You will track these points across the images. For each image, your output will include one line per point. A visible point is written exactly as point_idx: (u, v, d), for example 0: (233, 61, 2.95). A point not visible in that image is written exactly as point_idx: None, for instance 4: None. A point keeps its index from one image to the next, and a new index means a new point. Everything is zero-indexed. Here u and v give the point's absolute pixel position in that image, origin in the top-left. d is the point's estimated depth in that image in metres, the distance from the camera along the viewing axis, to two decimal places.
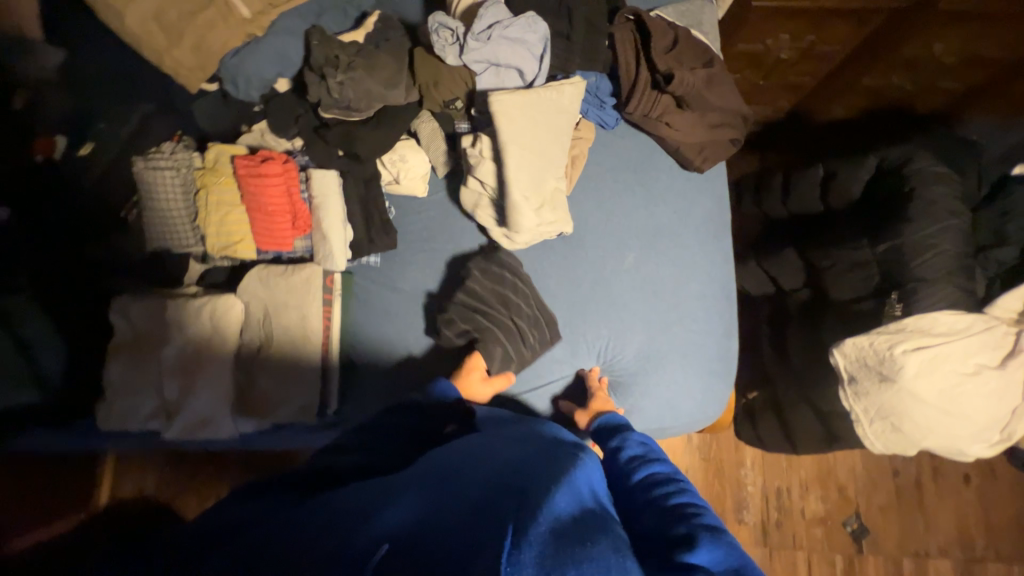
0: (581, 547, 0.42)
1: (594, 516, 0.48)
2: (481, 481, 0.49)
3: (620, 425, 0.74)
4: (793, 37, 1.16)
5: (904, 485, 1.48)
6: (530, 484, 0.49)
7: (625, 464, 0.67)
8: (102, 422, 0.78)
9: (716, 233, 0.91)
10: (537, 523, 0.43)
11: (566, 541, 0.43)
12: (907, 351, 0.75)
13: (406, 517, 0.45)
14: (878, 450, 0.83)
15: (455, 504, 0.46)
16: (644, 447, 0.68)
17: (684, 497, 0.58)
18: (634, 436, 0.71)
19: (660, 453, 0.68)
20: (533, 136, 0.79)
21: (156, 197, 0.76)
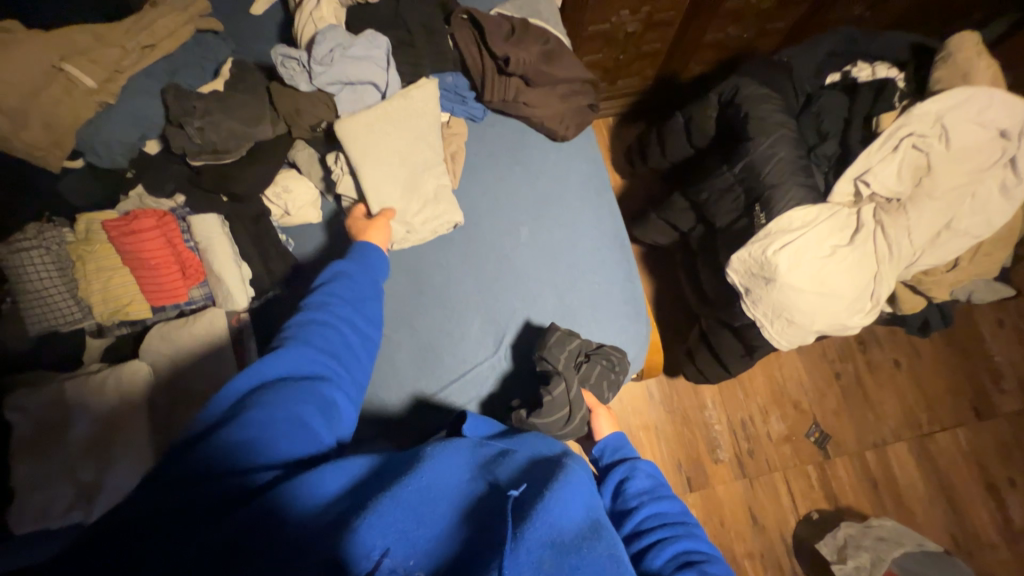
0: (580, 553, 0.46)
1: (594, 519, 0.51)
2: (488, 489, 0.52)
3: (629, 454, 0.77)
4: (631, 11, 1.28)
5: (847, 384, 1.59)
6: (536, 488, 0.51)
7: (631, 498, 0.70)
8: (16, 526, 0.72)
9: (597, 190, 0.98)
10: (535, 532, 0.46)
11: (564, 551, 0.46)
12: (777, 251, 0.84)
13: (413, 527, 0.47)
14: (786, 346, 0.91)
15: (464, 502, 0.51)
16: (650, 482, 0.72)
17: (687, 545, 0.64)
18: (642, 467, 0.74)
19: (668, 490, 0.72)
20: (386, 149, 0.85)
21: (24, 278, 0.75)
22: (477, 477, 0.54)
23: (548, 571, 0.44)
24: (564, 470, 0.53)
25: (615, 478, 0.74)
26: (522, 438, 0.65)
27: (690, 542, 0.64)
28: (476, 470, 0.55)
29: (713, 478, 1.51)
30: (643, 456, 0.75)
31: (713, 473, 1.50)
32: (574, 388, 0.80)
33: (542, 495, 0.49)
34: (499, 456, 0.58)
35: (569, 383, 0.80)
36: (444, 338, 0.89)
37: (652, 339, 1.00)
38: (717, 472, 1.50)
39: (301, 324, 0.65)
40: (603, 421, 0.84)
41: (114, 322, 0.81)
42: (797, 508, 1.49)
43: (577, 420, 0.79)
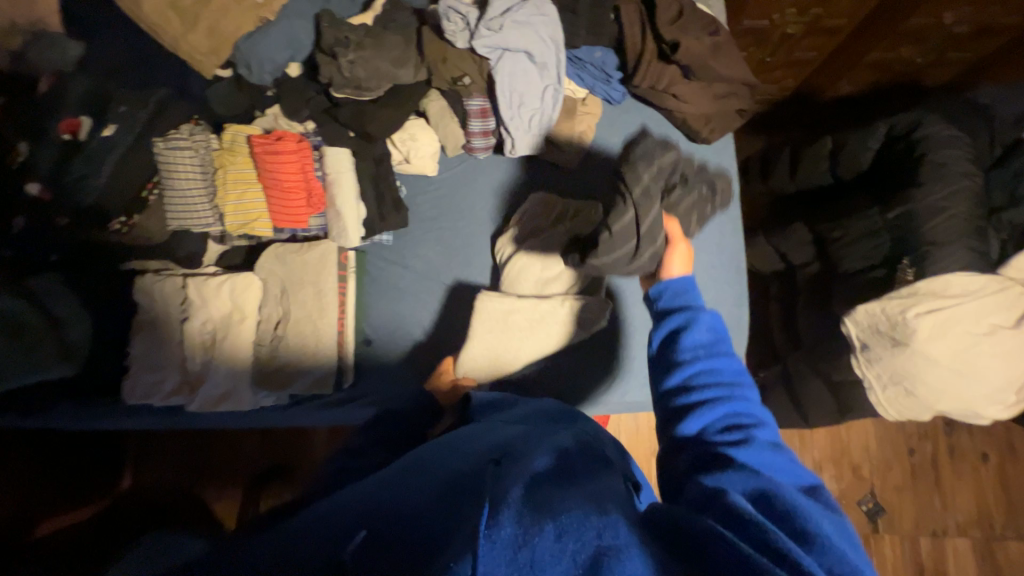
0: (564, 505, 0.39)
1: (584, 481, 0.45)
2: (467, 466, 0.47)
3: (688, 304, 0.58)
4: (798, 11, 1.13)
5: (919, 463, 1.46)
6: (516, 460, 0.47)
7: (684, 350, 0.54)
8: (127, 396, 0.80)
9: (723, 204, 0.91)
10: (513, 489, 0.40)
11: (545, 504, 0.39)
12: (920, 314, 0.75)
13: (375, 498, 0.44)
14: (891, 416, 0.83)
15: (441, 475, 0.47)
16: (710, 335, 0.54)
17: (735, 409, 0.50)
18: (704, 320, 0.55)
19: (729, 346, 0.54)
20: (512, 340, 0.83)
21: (176, 176, 0.80)
22: (459, 458, 0.50)
23: (524, 523, 0.36)
24: (550, 441, 0.51)
25: (666, 327, 0.57)
26: (524, 403, 0.67)
27: (740, 405, 0.50)
28: (460, 445, 0.53)
29: None
30: (707, 307, 0.57)
31: None
32: (640, 225, 0.69)
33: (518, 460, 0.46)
34: (489, 436, 0.55)
35: (638, 214, 0.70)
36: None
37: None
38: None
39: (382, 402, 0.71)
40: (679, 256, 0.70)
41: (239, 234, 0.85)
42: None
43: (643, 257, 0.70)
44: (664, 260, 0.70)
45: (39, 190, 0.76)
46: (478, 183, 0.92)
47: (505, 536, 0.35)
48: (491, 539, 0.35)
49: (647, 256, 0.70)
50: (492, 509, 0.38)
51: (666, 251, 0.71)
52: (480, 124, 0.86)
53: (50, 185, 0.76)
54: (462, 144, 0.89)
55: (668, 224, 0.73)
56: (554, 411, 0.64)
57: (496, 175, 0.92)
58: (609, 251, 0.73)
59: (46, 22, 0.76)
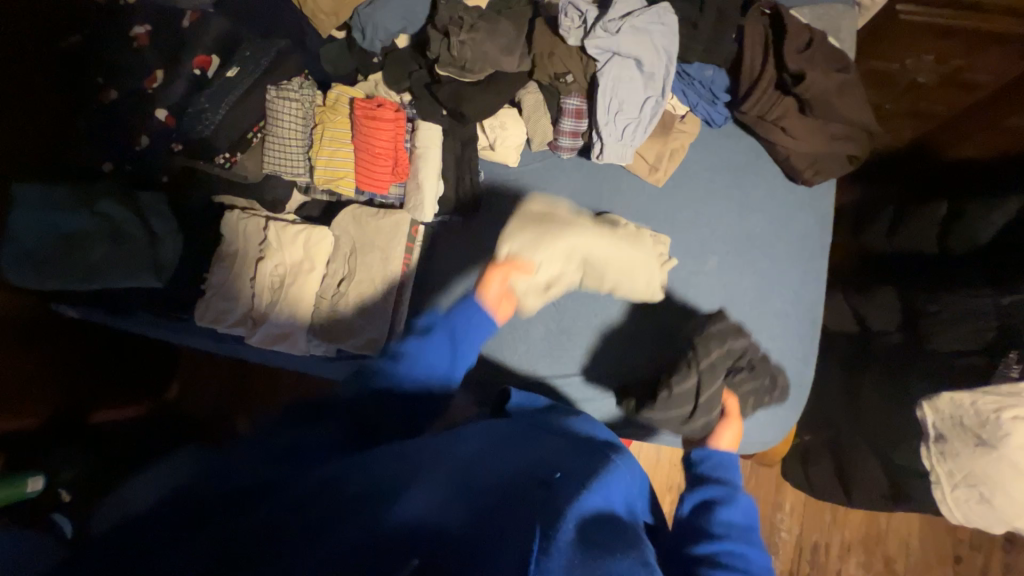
0: (614, 559, 0.42)
1: (619, 528, 0.47)
2: (514, 476, 0.49)
3: (730, 479, 0.62)
4: (936, 59, 1.04)
5: (964, 575, 1.33)
6: (559, 484, 0.48)
7: (717, 524, 0.56)
8: (198, 317, 0.86)
9: (811, 252, 0.86)
10: (564, 531, 0.42)
11: (595, 553, 0.41)
12: (1016, 418, 0.69)
13: (428, 488, 0.46)
14: (955, 519, 0.75)
15: (491, 479, 0.49)
16: (744, 519, 0.57)
17: None
18: (742, 501, 0.58)
19: (759, 541, 0.55)
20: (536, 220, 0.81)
21: (279, 123, 0.85)
22: (501, 462, 0.52)
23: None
24: (594, 473, 0.52)
25: (701, 493, 0.61)
26: (563, 415, 0.66)
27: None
28: (502, 445, 0.55)
29: None
30: (746, 490, 0.60)
31: None
32: (703, 394, 0.73)
33: (569, 492, 0.47)
34: (530, 438, 0.57)
35: (701, 383, 0.74)
36: (582, 330, 0.85)
37: (788, 431, 0.89)
38: None
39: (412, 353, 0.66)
40: (733, 438, 0.73)
41: (323, 188, 0.88)
42: None
43: (694, 424, 0.74)
44: (715, 432, 0.73)
45: (165, 116, 0.84)
46: (557, 183, 0.90)
47: None
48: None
49: (699, 427, 0.74)
50: (545, 544, 0.40)
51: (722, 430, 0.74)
52: (570, 125, 0.85)
53: (174, 113, 0.84)
54: (549, 141, 0.88)
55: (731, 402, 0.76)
56: (591, 429, 0.64)
57: (577, 178, 0.90)
58: (660, 410, 0.76)
59: None
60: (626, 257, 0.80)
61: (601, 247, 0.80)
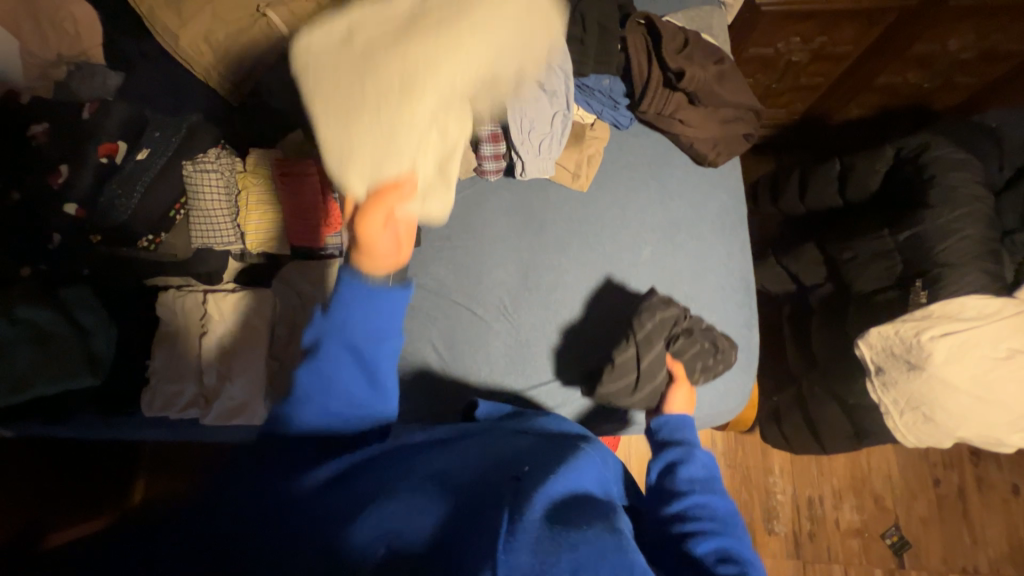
0: (579, 530, 0.44)
1: (592, 504, 0.50)
2: (490, 470, 0.52)
3: (689, 438, 0.68)
4: (802, 40, 1.16)
5: (945, 495, 1.40)
6: (529, 474, 0.50)
7: (682, 482, 0.62)
8: (145, 408, 0.82)
9: (732, 225, 0.93)
10: (532, 513, 0.44)
11: (562, 527, 0.44)
12: (935, 337, 0.74)
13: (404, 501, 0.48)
14: (910, 442, 0.81)
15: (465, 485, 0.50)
16: (704, 472, 0.63)
17: (721, 548, 0.55)
18: (700, 455, 0.65)
19: (722, 486, 0.63)
20: (339, 100, 0.51)
21: (201, 197, 0.83)
22: (476, 464, 0.53)
23: (545, 546, 0.41)
24: (563, 461, 0.54)
25: (662, 459, 0.65)
26: (531, 416, 0.68)
27: (731, 542, 0.56)
28: (482, 448, 0.57)
29: (762, 548, 1.40)
30: (701, 444, 0.66)
31: (764, 543, 1.38)
32: (642, 363, 0.77)
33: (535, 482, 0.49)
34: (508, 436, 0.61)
35: (640, 352, 0.78)
36: (540, 339, 0.88)
37: (751, 394, 0.93)
38: (768, 543, 1.39)
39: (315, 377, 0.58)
40: (682, 397, 0.76)
41: (259, 251, 0.87)
42: None
43: (642, 393, 0.77)
44: (666, 396, 0.77)
45: (76, 210, 0.81)
46: (489, 204, 0.94)
47: (525, 561, 0.40)
48: (511, 564, 0.40)
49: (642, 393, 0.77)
50: (512, 526, 0.42)
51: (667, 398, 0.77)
52: (490, 150, 0.89)
53: (86, 204, 0.81)
54: (473, 167, 0.93)
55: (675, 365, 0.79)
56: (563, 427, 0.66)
57: (508, 197, 0.94)
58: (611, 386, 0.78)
59: None
60: (509, 43, 0.55)
61: (470, 50, 0.53)
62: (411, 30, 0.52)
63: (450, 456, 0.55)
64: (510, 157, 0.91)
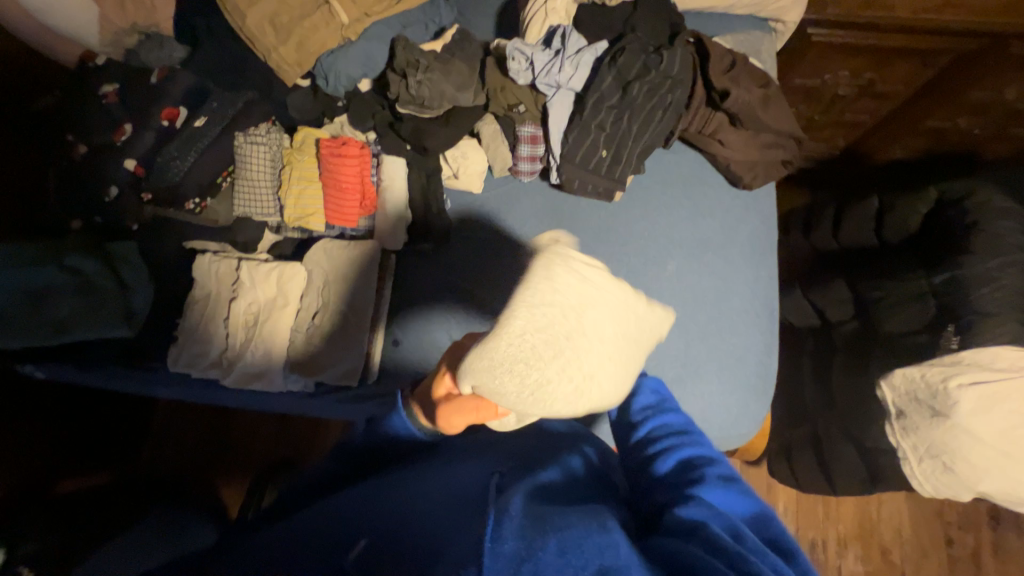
0: (565, 516, 0.42)
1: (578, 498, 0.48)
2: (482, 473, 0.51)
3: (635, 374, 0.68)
4: (851, 74, 1.14)
5: (959, 557, 1.34)
6: (519, 476, 0.49)
7: (635, 410, 0.62)
8: (171, 363, 0.86)
9: (761, 250, 0.92)
10: (517, 503, 0.43)
11: (547, 516, 0.42)
12: (963, 385, 0.72)
13: (401, 512, 0.48)
14: (927, 492, 0.78)
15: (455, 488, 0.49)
16: (659, 393, 0.63)
17: (687, 464, 0.53)
18: (647, 383, 0.65)
19: (675, 405, 0.62)
20: (537, 357, 0.46)
21: (248, 168, 0.86)
22: (469, 469, 0.54)
23: (527, 531, 0.40)
24: (549, 463, 0.55)
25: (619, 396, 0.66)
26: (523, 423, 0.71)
27: (694, 449, 0.54)
28: (474, 454, 0.58)
29: None
30: (648, 374, 0.66)
31: None
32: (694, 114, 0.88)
33: (521, 478, 0.49)
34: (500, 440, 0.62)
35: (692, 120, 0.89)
36: None
37: (764, 423, 0.92)
38: None
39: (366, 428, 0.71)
40: None
41: (295, 225, 0.89)
42: None
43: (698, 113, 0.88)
44: None
45: (134, 166, 0.86)
46: (521, 205, 0.97)
47: (508, 542, 0.38)
48: (497, 552, 0.38)
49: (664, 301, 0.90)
50: (496, 515, 0.41)
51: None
52: (529, 151, 0.92)
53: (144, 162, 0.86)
54: (509, 165, 0.95)
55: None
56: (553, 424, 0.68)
57: (539, 199, 0.97)
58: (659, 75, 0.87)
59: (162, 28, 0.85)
60: None
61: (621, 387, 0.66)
62: (622, 351, 0.52)
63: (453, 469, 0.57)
64: (547, 160, 0.94)
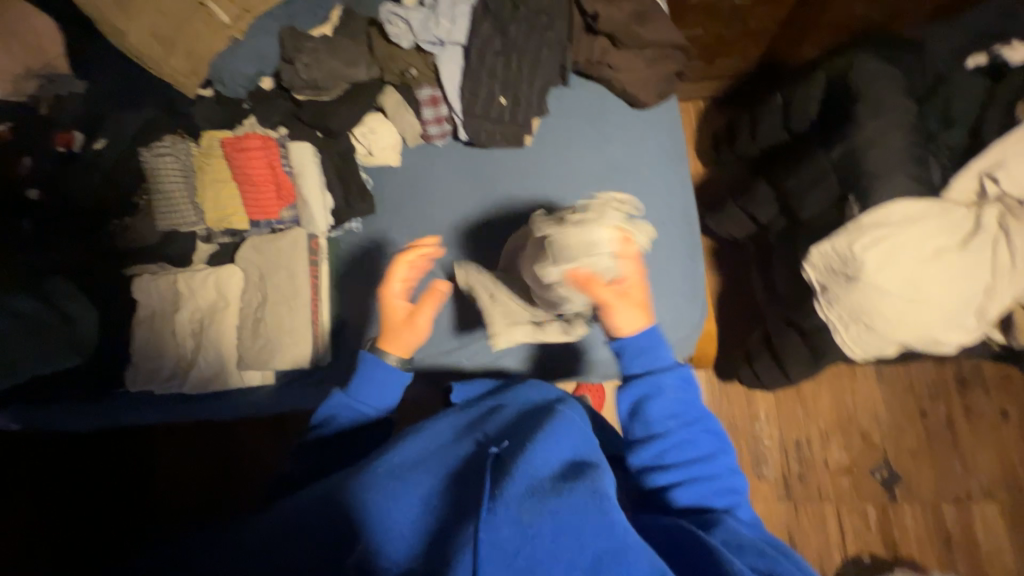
0: (560, 499, 0.51)
1: (575, 467, 0.57)
2: (483, 455, 0.59)
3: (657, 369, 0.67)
4: None
5: (934, 426, 1.40)
6: (512, 454, 0.57)
7: (655, 420, 0.66)
8: (129, 383, 0.88)
9: (671, 162, 0.95)
10: (515, 487, 0.52)
11: (545, 497, 0.51)
12: (866, 247, 0.75)
13: (421, 501, 0.55)
14: (857, 355, 0.82)
15: (453, 475, 0.58)
16: (677, 406, 0.66)
17: (713, 482, 0.66)
18: (669, 388, 0.66)
19: (694, 411, 0.67)
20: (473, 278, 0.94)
21: (157, 178, 0.87)
22: (462, 453, 0.61)
23: (528, 520, 0.50)
24: (543, 427, 0.62)
25: (636, 394, 0.67)
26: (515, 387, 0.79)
27: (719, 470, 0.66)
28: (462, 432, 0.66)
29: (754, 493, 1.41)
30: (668, 369, 0.67)
31: (755, 488, 1.40)
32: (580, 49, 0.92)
33: (519, 452, 0.57)
34: (488, 414, 0.70)
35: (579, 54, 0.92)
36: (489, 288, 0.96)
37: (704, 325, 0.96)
38: (758, 488, 1.40)
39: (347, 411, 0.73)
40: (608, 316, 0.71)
41: (219, 228, 0.92)
42: (845, 545, 1.35)
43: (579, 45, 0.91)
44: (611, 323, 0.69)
45: (38, 194, 0.84)
46: (439, 167, 0.99)
47: (512, 534, 0.49)
48: (497, 547, 0.49)
49: (644, 232, 0.77)
50: (495, 504, 0.51)
51: (615, 283, 0.69)
52: (432, 113, 0.95)
53: (48, 189, 0.85)
54: (420, 134, 0.97)
55: (569, 277, 0.71)
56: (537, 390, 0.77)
57: (455, 159, 0.99)
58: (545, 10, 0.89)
59: (53, 65, 0.85)
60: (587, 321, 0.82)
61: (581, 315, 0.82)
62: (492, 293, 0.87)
63: (452, 442, 0.64)
64: (451, 116, 0.95)
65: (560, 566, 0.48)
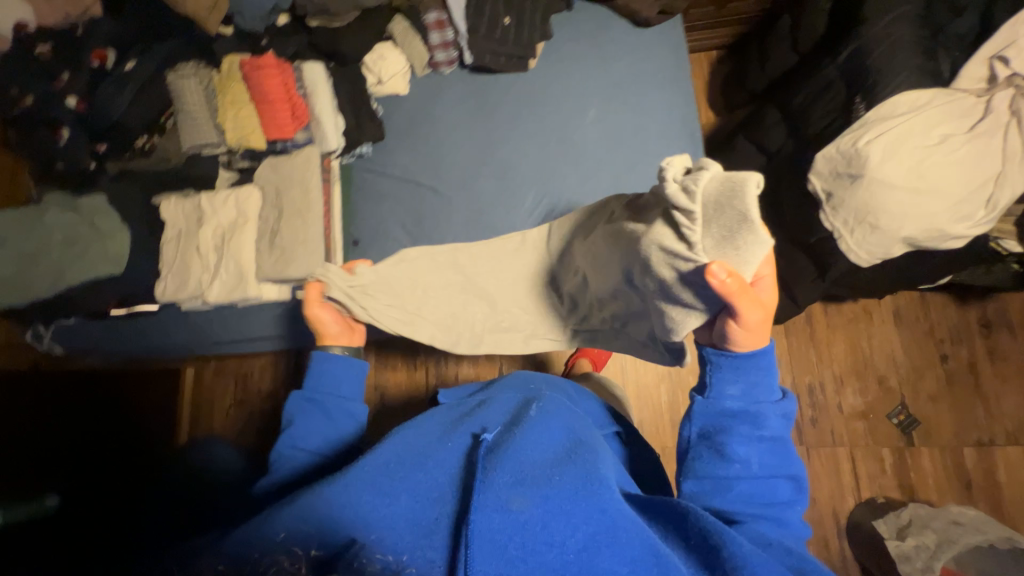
0: (552, 484, 0.51)
1: (573, 458, 0.55)
2: (474, 445, 0.57)
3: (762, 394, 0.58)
4: None
5: (955, 369, 1.36)
6: (503, 443, 0.56)
7: (731, 445, 0.57)
8: (158, 292, 0.96)
9: (673, 80, 0.96)
10: (504, 474, 0.51)
11: (534, 483, 0.51)
12: (871, 141, 0.75)
13: (411, 492, 0.53)
14: (864, 262, 0.79)
15: (442, 461, 0.56)
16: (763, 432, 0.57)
17: (784, 510, 0.57)
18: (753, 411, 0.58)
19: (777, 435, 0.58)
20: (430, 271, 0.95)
21: (183, 100, 0.93)
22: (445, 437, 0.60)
23: (520, 506, 0.48)
24: (530, 414, 0.61)
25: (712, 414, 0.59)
26: (503, 379, 0.74)
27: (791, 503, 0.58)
28: (452, 422, 0.62)
29: None
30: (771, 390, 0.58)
31: None
32: None
33: (508, 439, 0.56)
34: (477, 403, 0.67)
35: None
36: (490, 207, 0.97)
37: None
38: None
39: (309, 417, 0.68)
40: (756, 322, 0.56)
41: (239, 148, 0.96)
42: (859, 488, 1.33)
43: None
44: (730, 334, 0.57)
45: (76, 102, 0.92)
46: (446, 93, 1.02)
47: (503, 519, 0.48)
48: (485, 532, 0.47)
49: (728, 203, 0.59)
50: (484, 483, 0.50)
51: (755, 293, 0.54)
52: (439, 36, 0.97)
53: (84, 98, 0.92)
54: (426, 60, 1.00)
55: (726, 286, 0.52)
56: (520, 379, 0.75)
57: (461, 86, 1.02)
58: None
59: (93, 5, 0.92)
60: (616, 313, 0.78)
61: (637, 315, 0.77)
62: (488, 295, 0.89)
63: (444, 433, 0.60)
64: (457, 37, 0.97)
65: (551, 552, 0.47)
